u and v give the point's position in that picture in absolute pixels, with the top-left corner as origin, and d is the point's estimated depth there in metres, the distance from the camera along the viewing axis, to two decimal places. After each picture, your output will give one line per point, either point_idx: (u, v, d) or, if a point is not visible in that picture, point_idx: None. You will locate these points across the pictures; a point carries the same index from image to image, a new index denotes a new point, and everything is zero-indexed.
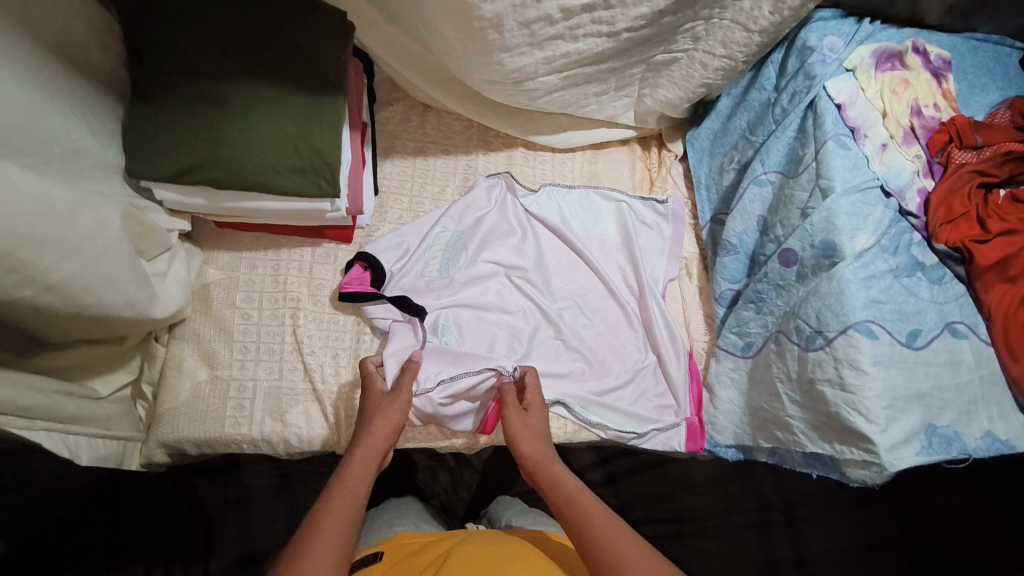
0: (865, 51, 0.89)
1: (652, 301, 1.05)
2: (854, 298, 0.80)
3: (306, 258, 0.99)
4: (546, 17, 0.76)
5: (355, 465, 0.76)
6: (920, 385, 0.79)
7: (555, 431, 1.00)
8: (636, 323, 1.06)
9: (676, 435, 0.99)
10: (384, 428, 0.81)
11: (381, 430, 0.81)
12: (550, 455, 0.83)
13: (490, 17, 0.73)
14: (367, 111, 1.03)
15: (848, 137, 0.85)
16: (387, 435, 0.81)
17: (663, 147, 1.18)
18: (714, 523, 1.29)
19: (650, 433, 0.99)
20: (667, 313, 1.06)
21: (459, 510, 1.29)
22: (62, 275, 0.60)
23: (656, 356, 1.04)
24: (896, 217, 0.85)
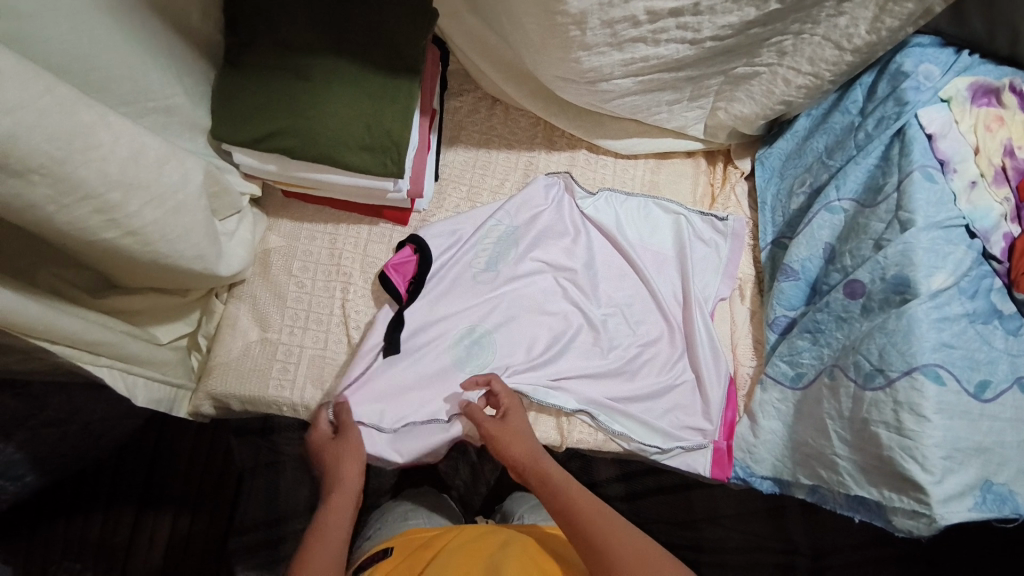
0: (961, 82, 0.84)
1: (700, 317, 1.04)
2: (924, 340, 0.76)
3: (362, 235, 1.01)
4: (630, 18, 0.75)
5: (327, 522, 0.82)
6: (982, 439, 0.74)
7: (584, 439, 0.99)
8: (680, 339, 1.04)
9: (702, 456, 0.98)
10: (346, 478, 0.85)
11: (344, 479, 0.85)
12: (536, 453, 0.87)
13: (574, 13, 0.73)
14: (438, 98, 1.05)
15: (937, 170, 0.81)
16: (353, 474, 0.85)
17: (729, 163, 1.15)
18: (735, 558, 1.25)
19: (676, 450, 0.98)
20: (713, 332, 1.04)
21: (475, 504, 1.29)
22: (145, 222, 0.63)
23: (696, 374, 1.02)
24: (978, 260, 0.79)
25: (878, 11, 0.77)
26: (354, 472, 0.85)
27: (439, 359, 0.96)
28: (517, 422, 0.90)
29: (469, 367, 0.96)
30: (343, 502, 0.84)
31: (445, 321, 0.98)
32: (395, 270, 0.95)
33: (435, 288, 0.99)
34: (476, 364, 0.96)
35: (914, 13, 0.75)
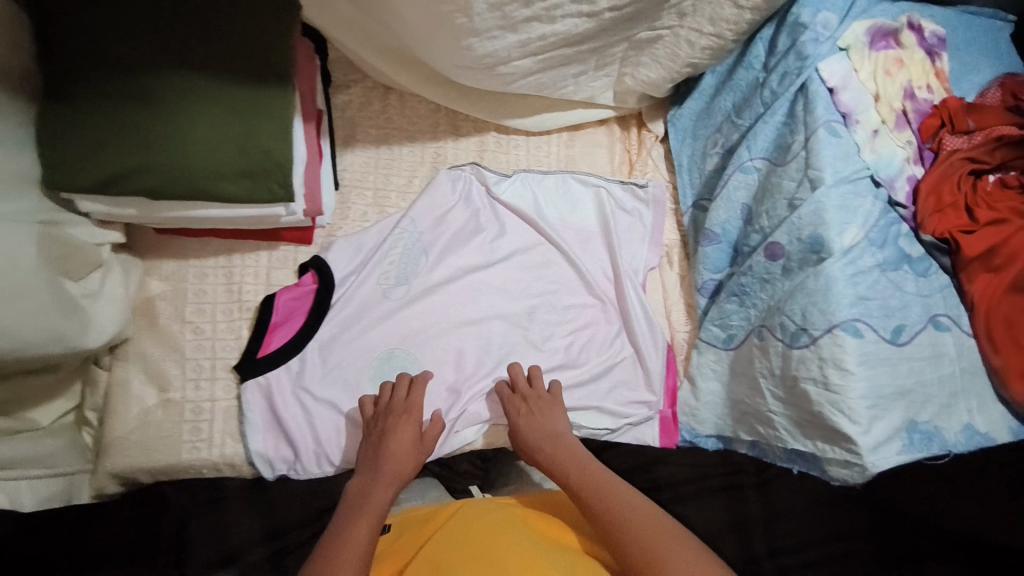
0: (859, 28, 0.81)
1: (629, 288, 1.04)
2: (841, 296, 0.76)
3: (261, 263, 0.91)
4: None
5: (368, 510, 0.75)
6: (904, 382, 0.75)
7: None
8: (613, 312, 1.04)
9: (649, 428, 1.00)
10: (403, 460, 0.80)
11: (399, 460, 0.80)
12: (551, 446, 0.86)
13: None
14: (322, 96, 0.91)
15: (840, 123, 0.78)
16: (410, 458, 0.81)
17: (642, 127, 1.11)
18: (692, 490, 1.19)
19: (624, 427, 1.00)
20: (645, 302, 1.04)
21: None
22: None
23: (635, 349, 1.03)
24: (885, 209, 0.78)
25: None
26: (410, 456, 0.81)
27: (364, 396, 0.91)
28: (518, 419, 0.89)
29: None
30: (393, 482, 0.79)
31: (362, 349, 0.92)
32: (290, 300, 0.90)
33: (343, 316, 0.92)
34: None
35: None
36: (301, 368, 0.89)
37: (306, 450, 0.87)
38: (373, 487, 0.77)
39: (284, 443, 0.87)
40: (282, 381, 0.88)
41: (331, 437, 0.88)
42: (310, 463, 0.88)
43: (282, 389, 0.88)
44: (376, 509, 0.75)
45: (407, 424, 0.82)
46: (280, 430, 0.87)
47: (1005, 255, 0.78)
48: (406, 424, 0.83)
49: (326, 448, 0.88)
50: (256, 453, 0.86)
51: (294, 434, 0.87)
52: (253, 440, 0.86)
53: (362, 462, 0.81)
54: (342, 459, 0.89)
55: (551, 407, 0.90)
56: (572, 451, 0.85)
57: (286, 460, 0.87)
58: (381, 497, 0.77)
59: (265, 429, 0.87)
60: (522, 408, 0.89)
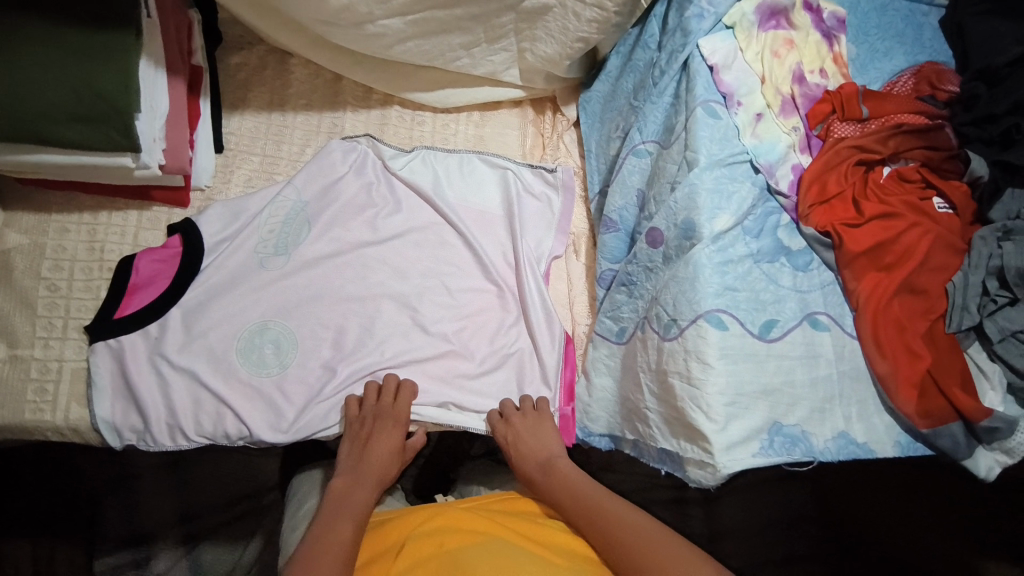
0: (747, 6, 0.75)
1: (530, 278, 0.95)
2: (707, 285, 0.70)
3: (129, 223, 0.89)
4: None
5: (351, 511, 0.77)
6: (770, 380, 0.69)
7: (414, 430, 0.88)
8: (512, 301, 0.95)
9: None
10: (384, 464, 0.82)
11: (380, 466, 0.82)
12: (546, 458, 0.84)
13: None
14: (201, 46, 0.90)
15: (720, 104, 0.73)
16: (391, 463, 0.83)
17: (557, 111, 1.07)
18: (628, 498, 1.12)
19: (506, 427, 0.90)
20: (547, 294, 0.96)
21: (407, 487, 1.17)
22: None
23: (531, 341, 0.94)
24: (763, 196, 0.73)
25: None
26: (389, 463, 0.82)
27: (227, 366, 0.85)
28: (515, 437, 0.85)
29: (262, 370, 0.86)
30: (372, 487, 0.80)
31: (225, 322, 0.86)
32: (154, 262, 0.87)
33: (212, 282, 0.87)
34: (270, 366, 0.86)
35: None
36: (157, 336, 0.84)
37: (156, 420, 0.82)
38: (354, 488, 0.80)
39: (133, 411, 0.83)
40: (136, 346, 0.84)
41: (183, 410, 0.83)
42: (160, 436, 0.83)
43: (135, 354, 0.84)
44: (356, 509, 0.77)
45: (395, 427, 0.83)
46: (128, 396, 0.83)
47: (893, 253, 0.71)
48: (388, 428, 0.83)
49: (177, 419, 0.82)
50: (102, 419, 0.82)
51: (142, 403, 0.82)
52: (100, 406, 0.82)
53: (347, 459, 0.83)
54: (196, 432, 0.83)
55: (544, 424, 0.87)
56: (560, 467, 0.83)
57: (133, 429, 0.83)
58: (360, 501, 0.78)
59: (115, 396, 0.83)
60: (521, 420, 0.86)
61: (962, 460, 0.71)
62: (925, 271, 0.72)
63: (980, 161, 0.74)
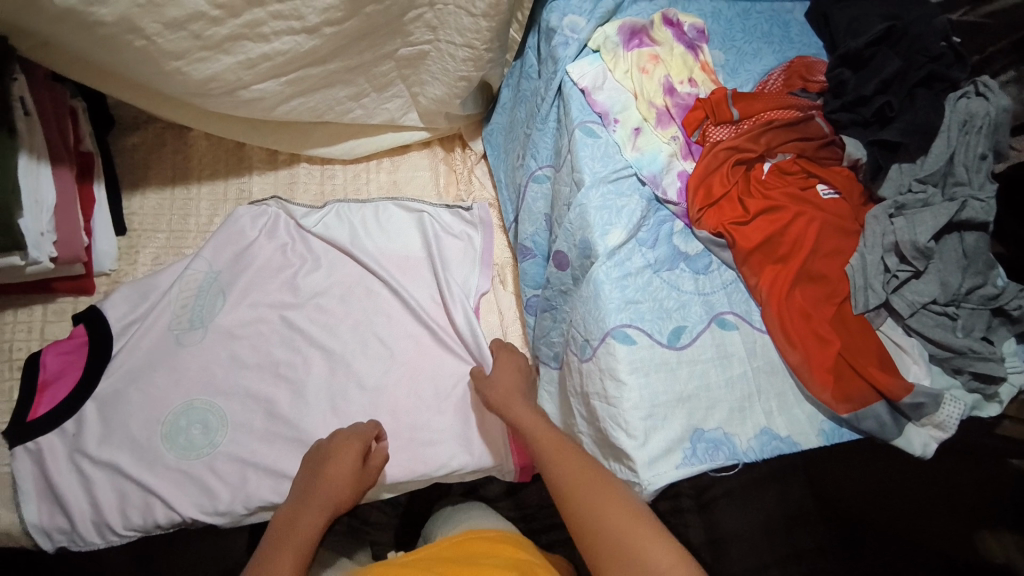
0: (610, 28, 0.78)
1: (458, 317, 0.92)
2: (610, 301, 0.69)
3: (35, 317, 0.87)
4: (198, 15, 0.64)
5: (294, 537, 0.65)
6: (683, 388, 0.67)
7: (381, 450, 0.79)
8: (445, 340, 0.93)
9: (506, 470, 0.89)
10: (338, 483, 0.72)
11: (331, 487, 0.71)
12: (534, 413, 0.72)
13: (112, 21, 0.61)
14: (92, 133, 0.90)
15: (597, 123, 0.75)
16: (343, 482, 0.72)
17: (466, 147, 1.09)
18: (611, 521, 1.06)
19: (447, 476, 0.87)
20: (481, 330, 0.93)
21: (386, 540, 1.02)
22: None
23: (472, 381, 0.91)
24: (653, 206, 0.74)
25: None
26: (342, 478, 0.72)
27: (154, 455, 0.83)
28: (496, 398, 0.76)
29: (191, 454, 0.83)
30: (321, 510, 0.69)
31: (142, 408, 0.84)
32: (61, 355, 0.85)
33: (125, 369, 0.85)
34: (200, 447, 0.84)
35: None
36: (75, 432, 0.82)
37: (84, 516, 0.79)
38: (302, 510, 0.69)
39: (61, 511, 0.79)
40: (55, 444, 0.81)
41: (110, 503, 0.80)
42: (89, 533, 0.79)
43: (53, 453, 0.81)
44: (303, 535, 0.66)
45: (350, 445, 0.76)
46: (54, 496, 0.80)
47: (786, 244, 0.71)
48: (343, 439, 0.77)
49: (105, 513, 0.79)
50: (27, 524, 0.78)
51: (67, 501, 0.79)
52: (26, 509, 0.78)
53: (299, 488, 0.73)
54: (125, 526, 0.79)
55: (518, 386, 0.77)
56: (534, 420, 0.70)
57: (61, 530, 0.79)
58: (305, 530, 0.66)
59: (41, 499, 0.80)
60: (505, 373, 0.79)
61: (893, 441, 0.69)
62: (819, 258, 0.72)
63: (855, 144, 0.76)
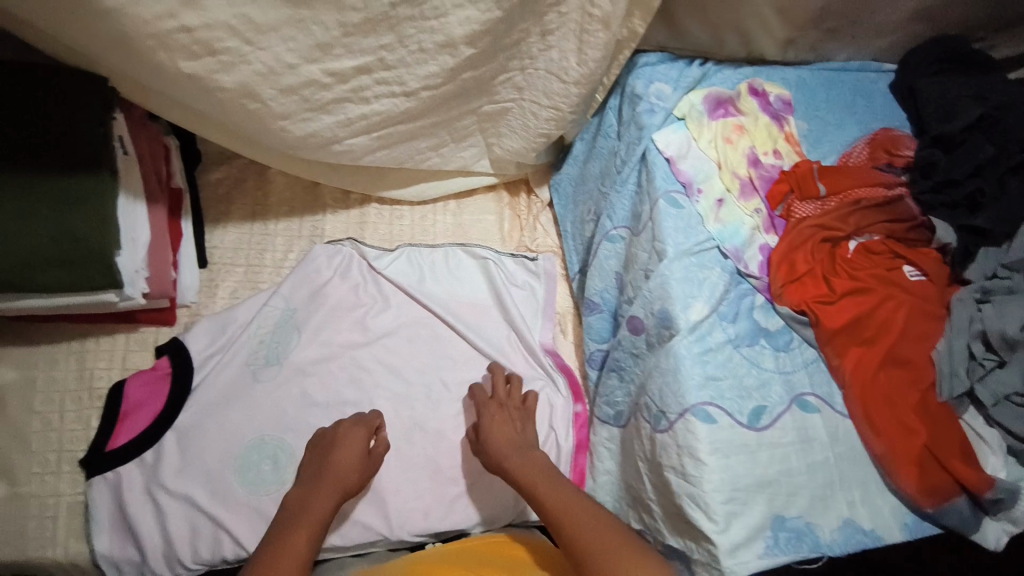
0: (694, 96, 0.79)
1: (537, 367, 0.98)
2: (691, 376, 0.70)
3: (118, 347, 0.90)
4: (310, 83, 0.64)
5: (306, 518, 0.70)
6: (764, 472, 0.67)
7: (383, 439, 0.81)
8: None
9: None
10: (344, 472, 0.75)
11: (338, 475, 0.74)
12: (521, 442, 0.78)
13: (231, 88, 0.61)
14: (181, 172, 0.93)
15: (681, 193, 0.75)
16: (350, 470, 0.75)
17: (532, 192, 1.10)
18: None
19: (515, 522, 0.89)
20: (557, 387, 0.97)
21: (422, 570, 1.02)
22: None
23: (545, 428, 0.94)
24: (735, 279, 0.74)
25: (579, 41, 0.72)
26: (350, 466, 0.75)
27: (223, 489, 0.84)
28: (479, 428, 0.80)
29: (261, 490, 0.85)
30: (334, 493, 0.73)
31: (216, 441, 0.86)
32: (143, 386, 0.88)
33: (205, 400, 0.88)
34: (269, 484, 0.86)
35: (609, 44, 0.71)
36: (152, 462, 0.85)
37: (154, 547, 0.81)
38: (310, 495, 0.72)
39: (132, 542, 0.82)
40: (133, 472, 0.84)
41: (180, 536, 0.81)
42: (157, 565, 0.81)
43: (130, 483, 0.83)
44: (315, 520, 0.69)
45: (354, 435, 0.78)
46: (127, 528, 0.82)
47: (872, 326, 0.71)
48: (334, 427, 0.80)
49: (175, 546, 0.81)
50: (99, 553, 0.81)
51: (138, 534, 0.81)
52: (98, 540, 0.81)
53: (306, 472, 0.76)
54: (193, 560, 0.81)
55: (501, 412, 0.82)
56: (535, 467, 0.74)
57: (131, 562, 0.81)
58: (318, 513, 0.70)
59: (114, 529, 0.82)
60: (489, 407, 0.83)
61: (973, 536, 0.68)
62: (907, 341, 0.71)
63: (946, 228, 0.75)
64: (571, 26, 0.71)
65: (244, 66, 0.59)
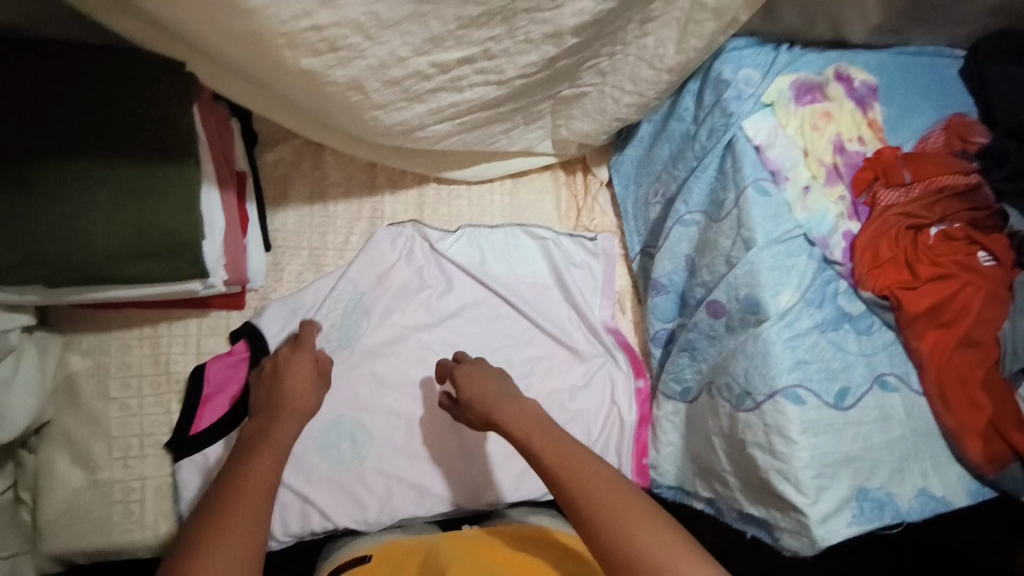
0: (783, 82, 0.79)
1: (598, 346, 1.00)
2: (781, 361, 0.74)
3: (191, 332, 0.89)
4: (416, 74, 0.62)
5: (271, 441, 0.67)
6: (850, 448, 0.73)
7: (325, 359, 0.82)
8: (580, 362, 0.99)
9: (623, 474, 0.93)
10: (299, 398, 0.73)
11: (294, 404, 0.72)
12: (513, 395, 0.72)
13: (343, 82, 0.59)
14: (243, 155, 0.90)
15: (768, 181, 0.77)
16: (307, 389, 0.75)
17: (588, 172, 1.09)
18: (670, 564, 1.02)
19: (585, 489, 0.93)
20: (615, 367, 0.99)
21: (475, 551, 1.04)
22: None
23: (610, 400, 0.97)
24: (821, 267, 0.77)
25: (682, 31, 0.73)
26: (305, 389, 0.75)
27: (308, 466, 0.87)
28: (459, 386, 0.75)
29: (342, 466, 0.88)
30: (293, 419, 0.70)
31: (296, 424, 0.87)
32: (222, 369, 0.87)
33: None
34: (349, 461, 0.88)
35: (718, 29, 0.72)
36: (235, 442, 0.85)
37: None
38: (272, 423, 0.69)
39: None
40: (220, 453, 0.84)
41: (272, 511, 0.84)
42: None
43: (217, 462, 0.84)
44: (279, 445, 0.66)
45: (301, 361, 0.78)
46: None
47: (952, 310, 0.76)
48: (288, 351, 0.81)
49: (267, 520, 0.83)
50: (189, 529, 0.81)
51: None
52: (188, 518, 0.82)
53: (261, 407, 0.73)
54: (283, 532, 0.84)
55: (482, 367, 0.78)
56: (535, 424, 0.67)
57: None
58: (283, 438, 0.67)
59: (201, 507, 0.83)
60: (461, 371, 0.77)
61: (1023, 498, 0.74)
62: (982, 324, 0.75)
63: (1020, 217, 0.78)
64: (676, 15, 0.73)
65: (360, 61, 0.56)
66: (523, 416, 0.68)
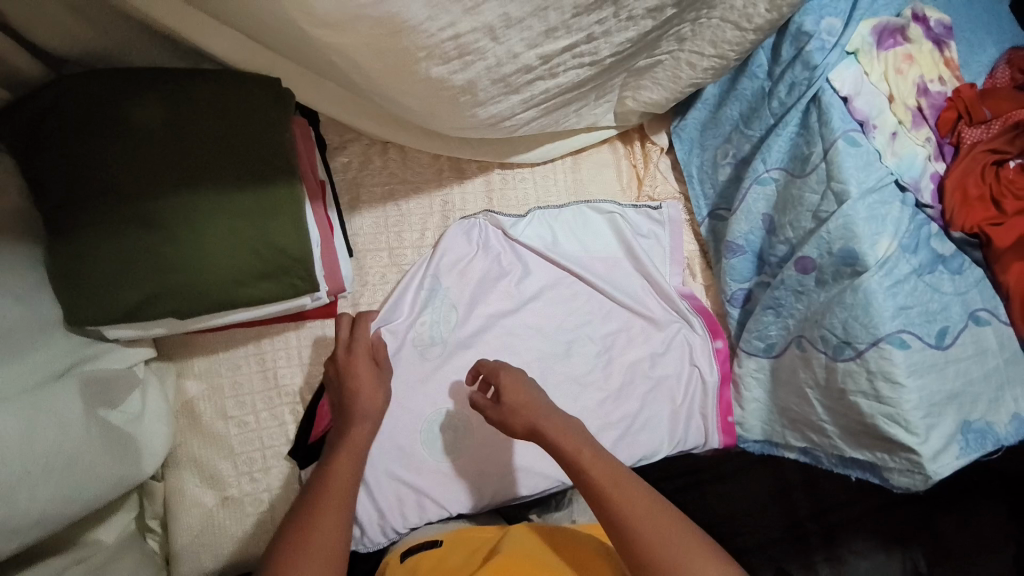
0: (864, 27, 0.80)
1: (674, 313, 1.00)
2: (883, 309, 0.76)
3: (291, 344, 0.90)
4: (523, 68, 0.63)
5: (335, 487, 0.67)
6: (953, 385, 0.76)
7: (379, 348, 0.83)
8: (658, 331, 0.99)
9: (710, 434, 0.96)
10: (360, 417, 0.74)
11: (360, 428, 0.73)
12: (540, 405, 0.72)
13: (460, 85, 0.61)
14: (322, 167, 0.91)
15: (858, 131, 0.78)
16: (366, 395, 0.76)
17: (646, 140, 1.07)
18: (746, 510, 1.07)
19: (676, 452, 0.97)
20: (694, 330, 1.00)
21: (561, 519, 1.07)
22: (48, 500, 0.59)
23: (692, 365, 0.98)
24: (914, 212, 0.79)
25: None
26: (368, 397, 0.76)
27: (418, 461, 0.90)
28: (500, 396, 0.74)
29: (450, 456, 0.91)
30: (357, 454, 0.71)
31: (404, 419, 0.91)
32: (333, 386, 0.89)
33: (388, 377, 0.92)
34: (456, 450, 0.91)
35: None
36: None
37: (368, 518, 0.87)
38: (341, 453, 0.71)
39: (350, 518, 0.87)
40: None
41: (391, 508, 0.88)
42: (375, 535, 0.87)
43: None
44: (343, 486, 0.67)
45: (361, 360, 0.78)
46: None
47: None
48: (370, 374, 0.78)
49: (388, 516, 0.88)
50: None
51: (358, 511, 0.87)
52: None
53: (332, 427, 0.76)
54: (403, 525, 0.88)
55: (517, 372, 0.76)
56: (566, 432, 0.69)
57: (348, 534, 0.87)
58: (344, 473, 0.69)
59: None
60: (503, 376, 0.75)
61: None
62: None
63: None
64: None
65: (480, 63, 0.59)
66: (568, 426, 0.69)
